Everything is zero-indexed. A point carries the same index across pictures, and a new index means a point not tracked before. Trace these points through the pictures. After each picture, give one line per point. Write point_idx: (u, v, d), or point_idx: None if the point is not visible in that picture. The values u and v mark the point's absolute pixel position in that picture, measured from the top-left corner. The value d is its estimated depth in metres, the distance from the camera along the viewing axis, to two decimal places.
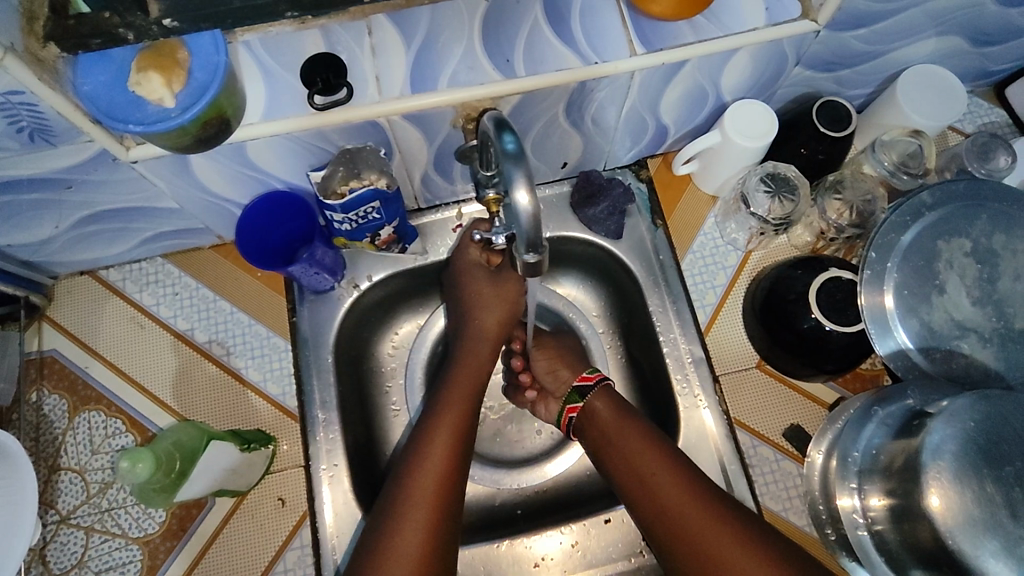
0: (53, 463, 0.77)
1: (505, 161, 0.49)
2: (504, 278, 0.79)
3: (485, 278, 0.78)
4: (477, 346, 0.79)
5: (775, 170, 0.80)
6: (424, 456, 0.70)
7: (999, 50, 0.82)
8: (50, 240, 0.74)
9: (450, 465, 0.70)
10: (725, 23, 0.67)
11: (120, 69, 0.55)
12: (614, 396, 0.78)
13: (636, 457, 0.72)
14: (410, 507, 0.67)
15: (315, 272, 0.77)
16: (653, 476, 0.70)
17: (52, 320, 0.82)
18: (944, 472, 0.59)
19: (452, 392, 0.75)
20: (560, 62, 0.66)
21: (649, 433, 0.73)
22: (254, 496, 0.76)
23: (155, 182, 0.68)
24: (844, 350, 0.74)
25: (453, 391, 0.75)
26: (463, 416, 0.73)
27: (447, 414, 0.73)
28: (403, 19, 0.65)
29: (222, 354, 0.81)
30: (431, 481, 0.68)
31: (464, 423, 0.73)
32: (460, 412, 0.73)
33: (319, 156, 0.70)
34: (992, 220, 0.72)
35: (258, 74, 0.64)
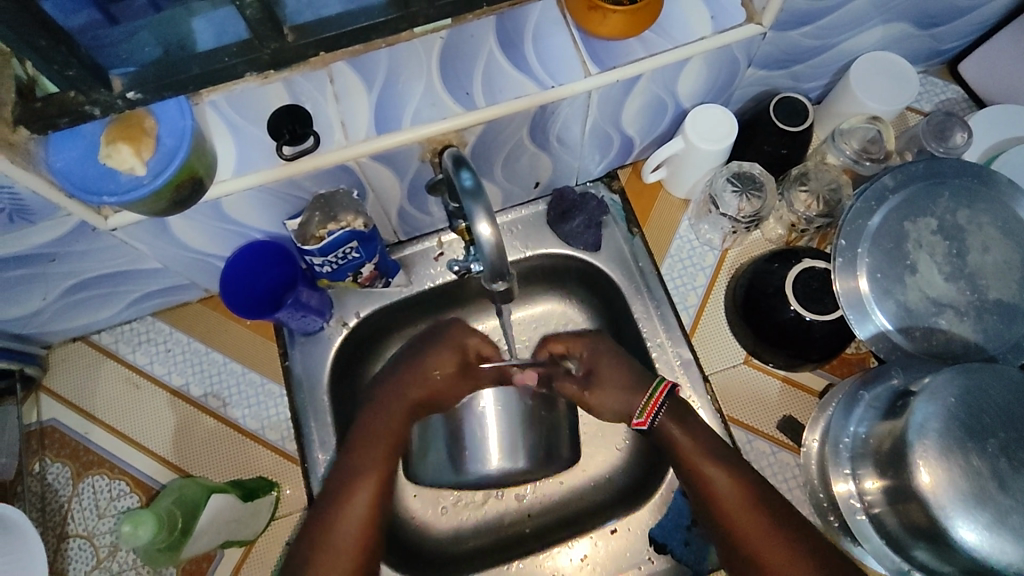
0: (62, 531, 0.78)
1: (465, 196, 0.52)
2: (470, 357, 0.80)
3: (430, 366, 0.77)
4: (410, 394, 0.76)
5: (740, 169, 0.82)
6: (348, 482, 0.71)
7: (947, 30, 0.85)
8: (39, 312, 0.75)
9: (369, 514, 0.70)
10: (673, 36, 0.69)
11: (90, 144, 0.58)
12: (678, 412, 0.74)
13: (692, 458, 0.71)
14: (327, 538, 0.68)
15: (302, 314, 0.78)
16: (706, 477, 0.69)
17: (49, 389, 0.83)
18: (929, 450, 0.60)
19: (360, 441, 0.73)
20: (518, 89, 0.68)
21: (715, 451, 0.71)
22: (261, 544, 0.77)
23: (136, 246, 0.70)
24: (827, 338, 0.75)
25: (375, 419, 0.75)
26: (388, 450, 0.74)
27: (376, 438, 0.74)
28: (362, 65, 0.67)
29: (219, 406, 0.82)
30: (351, 531, 0.69)
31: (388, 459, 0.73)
32: (386, 448, 0.74)
33: (293, 204, 0.71)
34: (954, 197, 0.74)
35: (226, 131, 0.65)
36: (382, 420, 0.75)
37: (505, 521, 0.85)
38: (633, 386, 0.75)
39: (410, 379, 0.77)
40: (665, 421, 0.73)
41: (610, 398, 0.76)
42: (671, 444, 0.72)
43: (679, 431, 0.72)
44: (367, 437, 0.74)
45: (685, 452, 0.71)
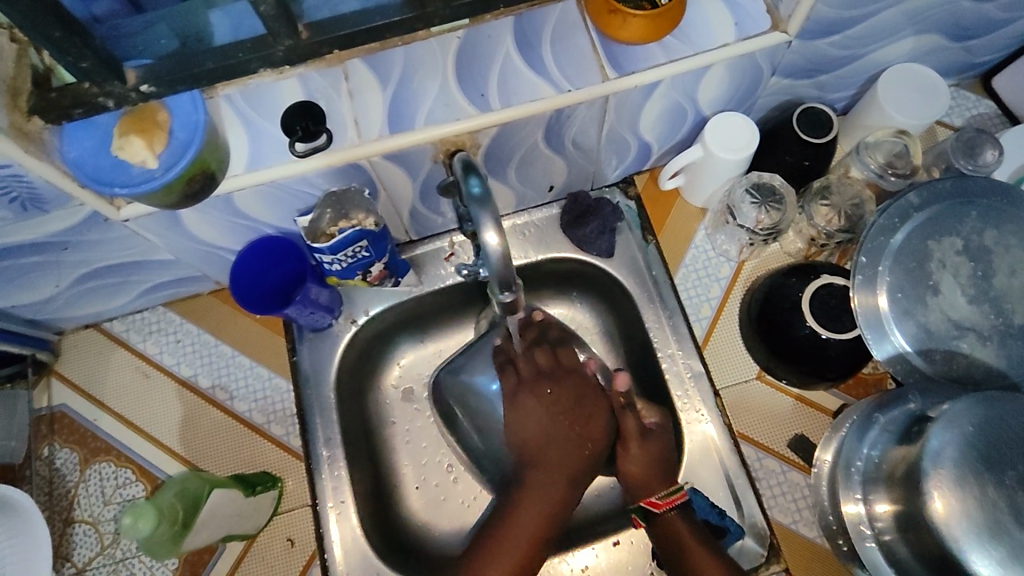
0: (68, 516, 0.78)
1: (473, 203, 0.51)
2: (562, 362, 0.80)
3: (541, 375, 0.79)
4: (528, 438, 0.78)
5: (760, 179, 0.80)
6: (493, 545, 0.73)
7: (981, 43, 0.82)
8: (52, 298, 0.76)
9: (529, 548, 0.73)
10: (694, 42, 0.67)
11: (104, 134, 0.58)
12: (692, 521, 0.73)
13: (695, 554, 0.70)
14: (485, 565, 0.72)
15: (311, 311, 0.78)
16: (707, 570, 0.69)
17: (60, 375, 0.84)
18: (944, 479, 0.58)
19: (523, 496, 0.75)
20: (534, 92, 0.67)
21: (713, 546, 0.71)
22: (263, 539, 0.77)
23: (148, 237, 0.70)
24: (842, 357, 0.73)
25: (529, 487, 0.76)
26: (547, 506, 0.75)
27: (521, 513, 0.74)
28: (378, 63, 0.66)
29: (225, 399, 0.82)
30: (502, 568, 0.71)
31: (556, 509, 0.75)
32: (546, 498, 0.75)
33: (305, 200, 0.71)
34: (982, 217, 0.72)
35: (239, 126, 0.65)
36: (533, 472, 0.76)
37: None
38: (665, 463, 0.76)
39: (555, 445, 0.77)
40: (673, 515, 0.73)
41: (652, 465, 0.76)
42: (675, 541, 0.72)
43: (686, 534, 0.72)
44: (528, 497, 0.75)
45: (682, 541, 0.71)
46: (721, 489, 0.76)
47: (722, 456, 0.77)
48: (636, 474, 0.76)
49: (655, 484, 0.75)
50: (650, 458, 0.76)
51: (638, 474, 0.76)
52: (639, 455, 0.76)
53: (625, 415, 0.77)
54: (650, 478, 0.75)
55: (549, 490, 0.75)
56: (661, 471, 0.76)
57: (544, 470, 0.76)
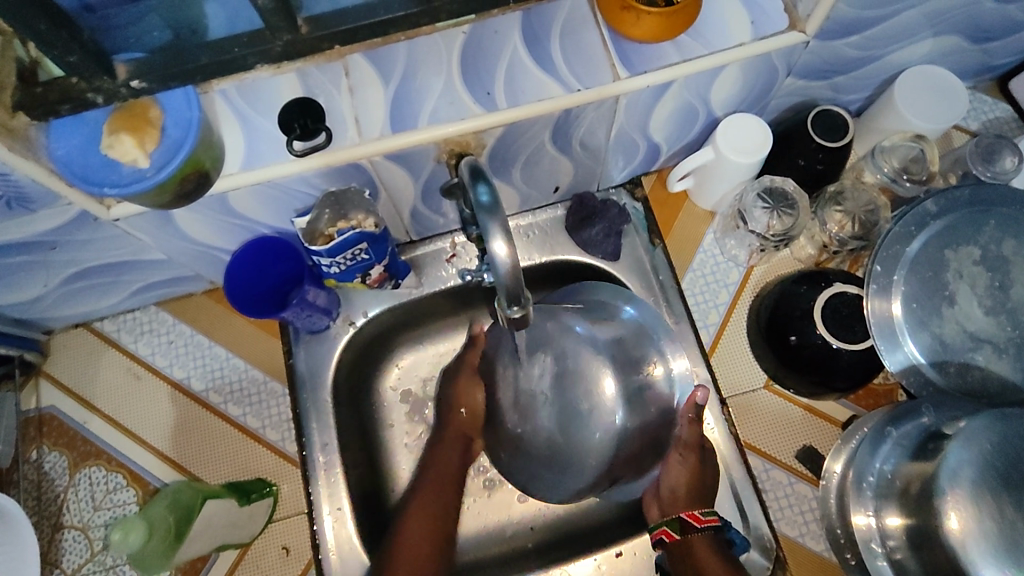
0: (56, 521, 0.76)
1: (480, 212, 0.49)
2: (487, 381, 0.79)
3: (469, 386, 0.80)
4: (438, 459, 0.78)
5: (772, 184, 0.78)
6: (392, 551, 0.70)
7: (999, 45, 0.80)
8: (41, 298, 0.73)
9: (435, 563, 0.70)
10: (709, 41, 0.65)
11: (93, 131, 0.55)
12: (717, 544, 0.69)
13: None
14: None
15: (308, 314, 0.75)
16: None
17: (49, 375, 0.81)
18: (962, 497, 0.57)
19: (411, 511, 0.73)
20: (542, 91, 0.64)
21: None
22: (257, 546, 0.75)
23: (140, 237, 0.67)
24: (852, 367, 0.71)
25: (428, 470, 0.77)
26: (426, 524, 0.72)
27: (411, 535, 0.71)
28: (379, 58, 0.64)
29: (220, 402, 0.80)
30: None
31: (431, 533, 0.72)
32: (426, 521, 0.73)
33: (303, 200, 0.68)
34: (1001, 226, 0.70)
35: (235, 123, 0.62)
36: (424, 473, 0.77)
37: (506, 534, 0.82)
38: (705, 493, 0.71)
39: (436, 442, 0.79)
40: (700, 539, 0.69)
41: (689, 486, 0.71)
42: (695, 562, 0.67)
43: (706, 555, 0.68)
44: (412, 516, 0.73)
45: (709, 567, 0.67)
46: (728, 501, 0.74)
47: (727, 468, 0.74)
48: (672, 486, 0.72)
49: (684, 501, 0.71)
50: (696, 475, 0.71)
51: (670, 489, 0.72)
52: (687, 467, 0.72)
53: (690, 426, 0.72)
54: (692, 492, 0.71)
55: (448, 467, 0.78)
56: (698, 492, 0.71)
57: (447, 441, 0.79)
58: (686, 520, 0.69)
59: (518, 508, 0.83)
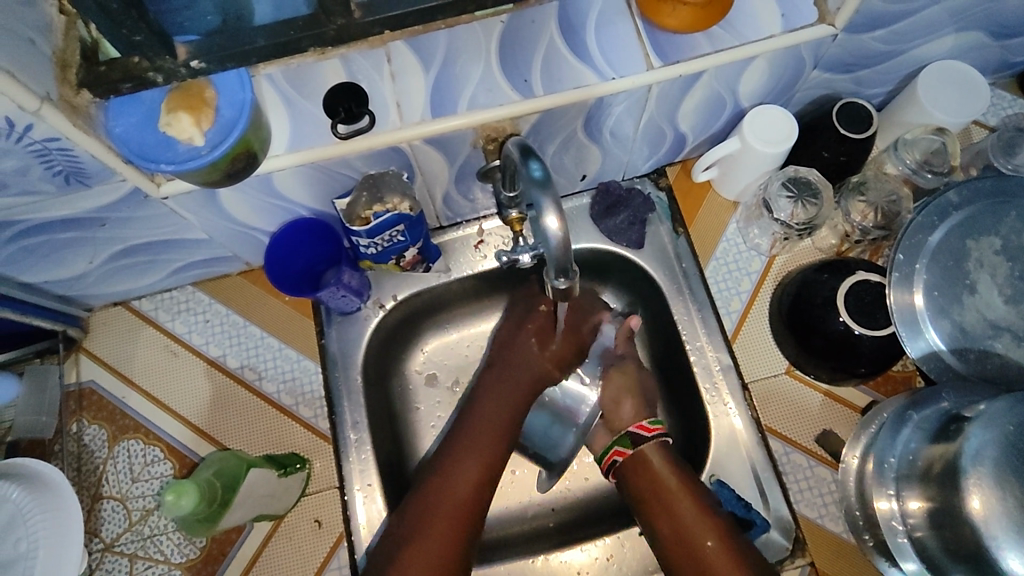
0: (96, 492, 0.79)
1: (533, 187, 0.51)
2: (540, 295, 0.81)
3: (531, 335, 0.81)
4: (531, 359, 0.78)
5: (797, 174, 0.80)
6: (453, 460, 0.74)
7: (1020, 41, 0.81)
8: (84, 274, 0.76)
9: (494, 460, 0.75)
10: (741, 32, 0.67)
11: (150, 111, 0.57)
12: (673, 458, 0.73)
13: (676, 501, 0.70)
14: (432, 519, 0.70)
15: (342, 294, 0.77)
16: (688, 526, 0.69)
17: (88, 352, 0.84)
18: (984, 479, 0.59)
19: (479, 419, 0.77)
20: (577, 80, 0.66)
21: (697, 494, 0.71)
22: (291, 519, 0.77)
23: (185, 216, 0.70)
24: (874, 354, 0.73)
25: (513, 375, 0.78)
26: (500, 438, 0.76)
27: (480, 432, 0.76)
28: (421, 45, 0.66)
29: (254, 379, 0.82)
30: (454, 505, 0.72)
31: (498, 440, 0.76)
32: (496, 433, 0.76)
33: (342, 182, 0.70)
34: (1021, 217, 0.72)
35: (281, 106, 0.64)
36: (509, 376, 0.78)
37: (528, 514, 0.84)
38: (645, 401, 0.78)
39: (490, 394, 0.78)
40: (651, 447, 0.73)
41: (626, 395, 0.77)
42: (653, 479, 0.72)
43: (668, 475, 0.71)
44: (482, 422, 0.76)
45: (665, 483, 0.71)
46: (748, 482, 0.76)
47: (747, 449, 0.77)
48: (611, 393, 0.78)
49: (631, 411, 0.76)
50: (628, 382, 0.78)
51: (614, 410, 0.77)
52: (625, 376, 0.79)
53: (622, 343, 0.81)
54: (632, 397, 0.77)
55: (499, 411, 0.77)
56: (635, 400, 0.77)
57: (492, 406, 0.77)
58: (635, 432, 0.74)
59: (541, 488, 0.85)
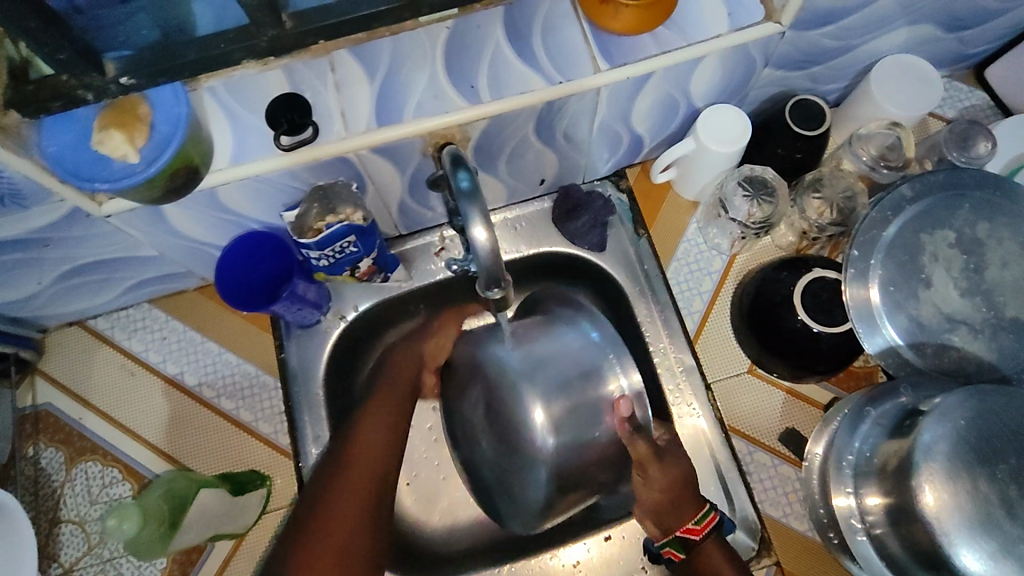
0: (54, 516, 0.77)
1: (461, 198, 0.51)
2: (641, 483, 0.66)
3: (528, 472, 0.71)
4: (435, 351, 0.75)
5: (752, 173, 0.80)
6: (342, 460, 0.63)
7: (973, 33, 0.81)
8: (34, 296, 0.75)
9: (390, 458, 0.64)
10: (687, 32, 0.66)
11: (84, 129, 0.56)
12: (726, 551, 0.67)
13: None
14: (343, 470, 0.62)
15: (298, 307, 0.76)
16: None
17: (44, 373, 0.82)
18: (936, 472, 0.59)
19: (367, 412, 0.68)
20: (525, 84, 0.66)
21: None
22: (252, 537, 0.76)
23: (131, 233, 0.68)
24: (834, 350, 0.73)
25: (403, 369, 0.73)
26: (391, 457, 0.65)
27: (373, 440, 0.65)
28: (364, 53, 0.65)
29: (212, 396, 0.81)
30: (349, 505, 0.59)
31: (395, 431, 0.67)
32: (391, 417, 0.68)
33: (291, 194, 0.69)
34: (975, 209, 0.72)
35: (223, 119, 0.63)
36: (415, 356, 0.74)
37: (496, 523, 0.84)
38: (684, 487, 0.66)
39: (385, 381, 0.72)
40: (708, 546, 0.66)
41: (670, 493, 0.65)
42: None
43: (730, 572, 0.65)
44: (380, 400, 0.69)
45: None
46: (713, 483, 0.75)
47: (711, 450, 0.76)
48: (659, 503, 0.66)
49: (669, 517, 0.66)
50: (670, 477, 0.65)
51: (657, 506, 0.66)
52: (665, 475, 0.65)
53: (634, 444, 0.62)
54: (665, 498, 0.65)
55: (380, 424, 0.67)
56: (684, 496, 0.66)
57: (380, 406, 0.68)
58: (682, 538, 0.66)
59: None
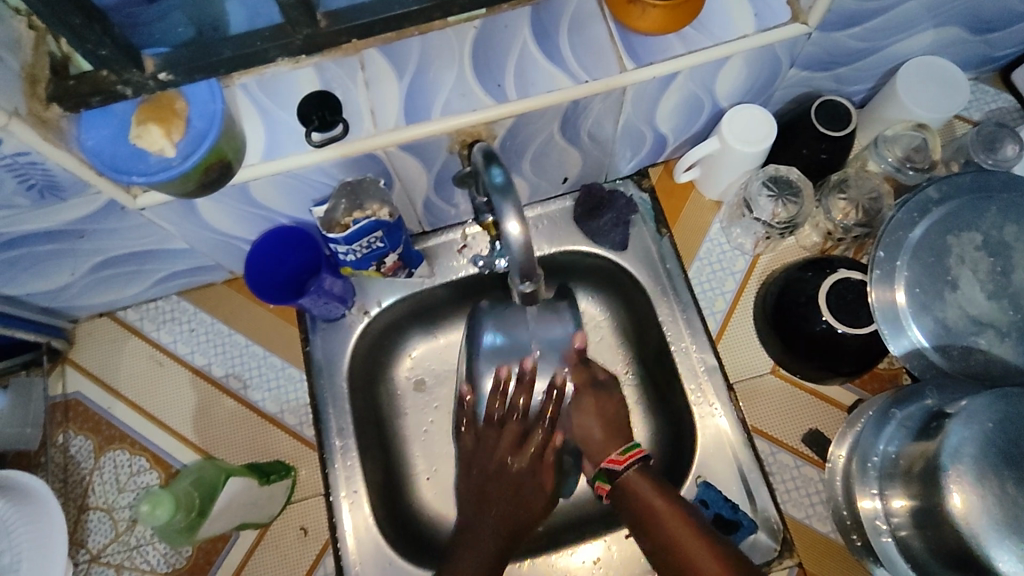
0: (82, 503, 0.79)
1: (494, 193, 0.52)
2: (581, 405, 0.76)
3: (585, 411, 0.76)
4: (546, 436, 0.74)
5: (777, 173, 0.80)
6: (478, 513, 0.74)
7: (1002, 35, 0.81)
8: (67, 286, 0.76)
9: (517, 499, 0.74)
10: (713, 32, 0.67)
11: (121, 123, 0.57)
12: (654, 476, 0.71)
13: (668, 524, 0.66)
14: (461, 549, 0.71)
15: (325, 301, 0.77)
16: (679, 540, 0.65)
17: (74, 363, 0.84)
18: (963, 474, 0.58)
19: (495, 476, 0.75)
20: (552, 83, 0.66)
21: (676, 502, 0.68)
22: (277, 527, 0.77)
23: (163, 226, 0.70)
24: (858, 352, 0.73)
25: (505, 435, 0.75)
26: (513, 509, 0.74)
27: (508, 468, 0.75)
28: (393, 52, 0.66)
29: (239, 388, 0.82)
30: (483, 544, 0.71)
31: (524, 488, 0.75)
32: (519, 482, 0.75)
33: (320, 190, 0.70)
34: (1003, 212, 0.71)
35: (256, 115, 0.65)
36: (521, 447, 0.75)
37: None
38: (616, 421, 0.75)
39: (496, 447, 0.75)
40: (634, 475, 0.70)
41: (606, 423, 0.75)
42: (637, 499, 0.69)
43: (657, 498, 0.68)
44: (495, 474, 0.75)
45: (650, 507, 0.68)
46: (734, 483, 0.75)
47: (733, 450, 0.76)
48: (589, 439, 0.75)
49: (608, 443, 0.74)
50: (602, 406, 0.76)
51: (589, 439, 0.75)
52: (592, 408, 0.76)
53: (577, 371, 0.78)
54: (606, 432, 0.75)
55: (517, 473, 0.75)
56: (611, 421, 0.75)
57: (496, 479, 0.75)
58: (608, 468, 0.72)
59: None
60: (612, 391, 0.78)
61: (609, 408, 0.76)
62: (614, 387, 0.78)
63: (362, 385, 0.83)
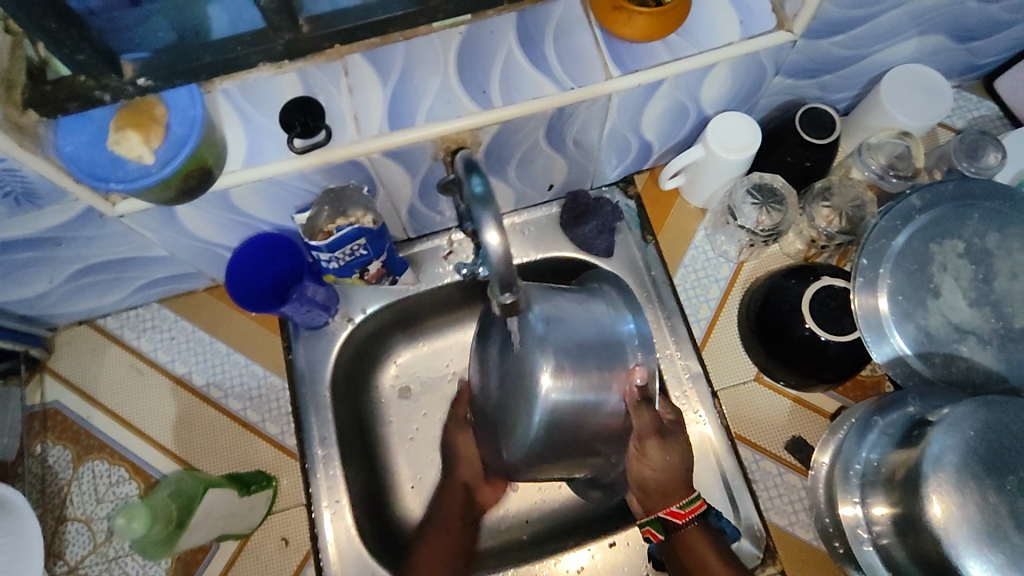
0: (60, 514, 0.78)
1: (474, 203, 0.52)
2: (647, 455, 0.66)
3: (647, 456, 0.66)
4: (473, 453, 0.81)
5: (761, 181, 0.80)
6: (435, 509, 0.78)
7: (984, 44, 0.81)
8: (46, 294, 0.75)
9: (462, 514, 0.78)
10: (698, 39, 0.67)
11: (100, 130, 0.57)
12: (713, 534, 0.69)
13: None
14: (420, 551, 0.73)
15: (307, 309, 0.77)
16: None
17: (53, 371, 0.83)
18: (944, 483, 0.59)
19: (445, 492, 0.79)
20: (536, 90, 0.66)
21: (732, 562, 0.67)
22: (258, 538, 0.77)
23: (142, 233, 0.69)
24: (840, 360, 0.73)
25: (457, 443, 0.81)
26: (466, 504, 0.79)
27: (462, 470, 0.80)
28: (377, 58, 0.65)
29: (220, 396, 0.81)
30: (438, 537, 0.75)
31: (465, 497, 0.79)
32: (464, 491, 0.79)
33: (302, 197, 0.70)
34: (984, 220, 0.72)
35: (237, 121, 0.64)
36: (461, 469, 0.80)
37: (502, 526, 0.83)
38: (680, 467, 0.67)
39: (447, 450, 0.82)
40: (691, 531, 0.69)
41: (665, 475, 0.67)
42: (692, 554, 0.68)
43: (710, 554, 0.67)
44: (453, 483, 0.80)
45: (704, 561, 0.67)
46: (719, 490, 0.75)
47: (718, 457, 0.76)
48: (651, 485, 0.67)
49: (673, 493, 0.67)
50: (670, 457, 0.66)
51: (655, 488, 0.67)
52: (665, 458, 0.66)
53: (639, 414, 0.63)
54: (669, 478, 0.67)
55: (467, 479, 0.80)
56: (677, 475, 0.67)
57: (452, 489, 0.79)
58: (665, 518, 0.68)
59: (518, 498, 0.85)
60: (676, 434, 0.68)
61: (672, 457, 0.66)
62: (679, 431, 0.69)
63: (346, 393, 0.83)
